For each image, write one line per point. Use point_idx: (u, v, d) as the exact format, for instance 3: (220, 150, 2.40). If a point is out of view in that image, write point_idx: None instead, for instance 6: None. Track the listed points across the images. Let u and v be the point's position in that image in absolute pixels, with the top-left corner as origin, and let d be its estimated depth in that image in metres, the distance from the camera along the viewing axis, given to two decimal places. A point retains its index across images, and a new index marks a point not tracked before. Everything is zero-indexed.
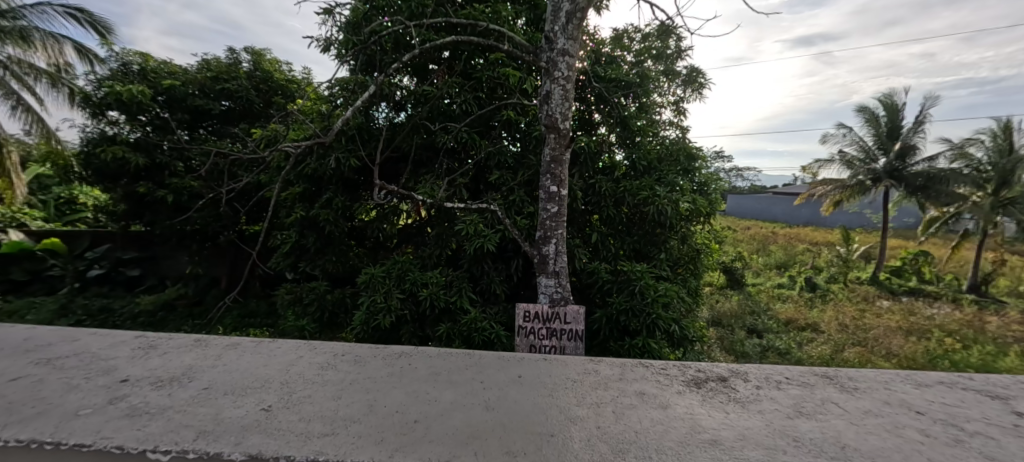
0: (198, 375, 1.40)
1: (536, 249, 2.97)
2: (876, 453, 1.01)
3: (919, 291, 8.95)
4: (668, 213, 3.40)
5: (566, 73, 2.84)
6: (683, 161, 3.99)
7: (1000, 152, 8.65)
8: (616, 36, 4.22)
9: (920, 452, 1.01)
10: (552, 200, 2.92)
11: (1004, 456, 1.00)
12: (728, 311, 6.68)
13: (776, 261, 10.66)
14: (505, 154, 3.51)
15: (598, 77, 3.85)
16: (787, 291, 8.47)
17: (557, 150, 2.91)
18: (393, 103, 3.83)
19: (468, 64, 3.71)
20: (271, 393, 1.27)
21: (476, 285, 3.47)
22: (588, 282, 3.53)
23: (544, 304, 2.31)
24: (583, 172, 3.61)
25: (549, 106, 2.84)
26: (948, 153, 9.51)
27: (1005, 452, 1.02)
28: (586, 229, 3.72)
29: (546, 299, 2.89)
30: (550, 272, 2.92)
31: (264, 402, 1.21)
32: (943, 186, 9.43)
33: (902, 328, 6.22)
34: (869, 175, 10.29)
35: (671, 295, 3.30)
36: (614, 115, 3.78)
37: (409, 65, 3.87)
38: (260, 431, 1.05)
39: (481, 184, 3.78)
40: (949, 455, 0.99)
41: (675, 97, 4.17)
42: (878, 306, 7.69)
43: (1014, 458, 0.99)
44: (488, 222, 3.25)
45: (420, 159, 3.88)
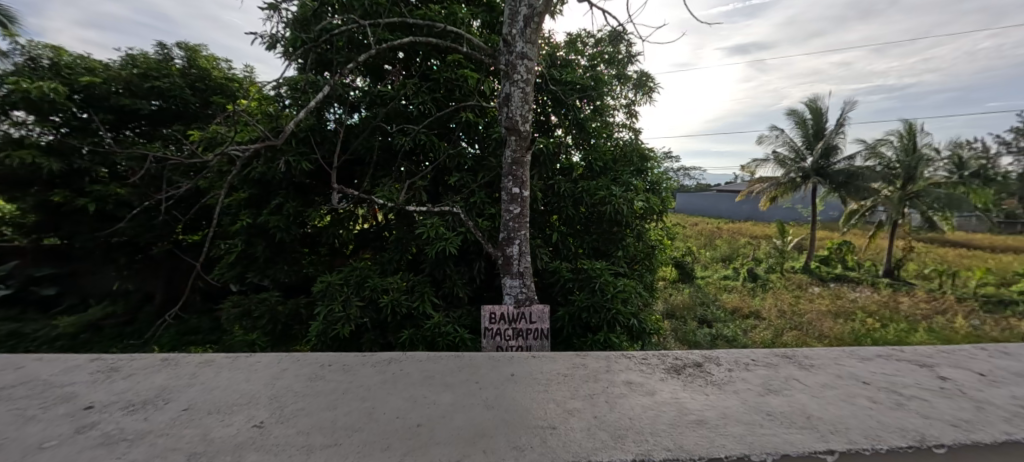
0: (174, 396, 1.30)
1: (500, 250, 3.01)
2: (841, 422, 1.12)
3: (844, 277, 9.87)
4: (624, 211, 3.53)
5: (524, 77, 2.89)
6: (636, 161, 4.16)
7: (906, 151, 9.92)
8: (570, 40, 4.34)
9: (874, 417, 1.14)
10: (514, 201, 2.95)
11: (939, 415, 1.15)
12: (680, 303, 7.05)
13: (721, 254, 11.38)
14: (465, 156, 3.52)
15: (555, 80, 3.94)
16: (732, 282, 9.04)
17: (518, 152, 2.95)
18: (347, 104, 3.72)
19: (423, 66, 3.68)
20: (260, 409, 1.20)
21: (439, 290, 3.46)
22: (550, 281, 3.63)
23: (508, 305, 2.33)
24: (542, 173, 3.70)
25: (509, 108, 2.88)
26: (863, 152, 10.65)
27: (939, 411, 1.17)
28: (546, 228, 3.81)
29: (512, 299, 2.93)
30: (515, 273, 2.96)
31: (255, 418, 1.15)
32: (860, 183, 10.40)
33: (831, 311, 6.84)
34: (799, 173, 11.24)
35: (630, 290, 3.43)
36: (571, 117, 3.89)
37: (362, 65, 3.76)
38: (256, 448, 1.00)
39: (442, 186, 3.77)
40: (900, 418, 1.13)
41: (627, 101, 4.35)
42: (810, 292, 8.41)
43: (946, 416, 1.14)
44: (450, 224, 3.23)
45: (377, 161, 3.79)
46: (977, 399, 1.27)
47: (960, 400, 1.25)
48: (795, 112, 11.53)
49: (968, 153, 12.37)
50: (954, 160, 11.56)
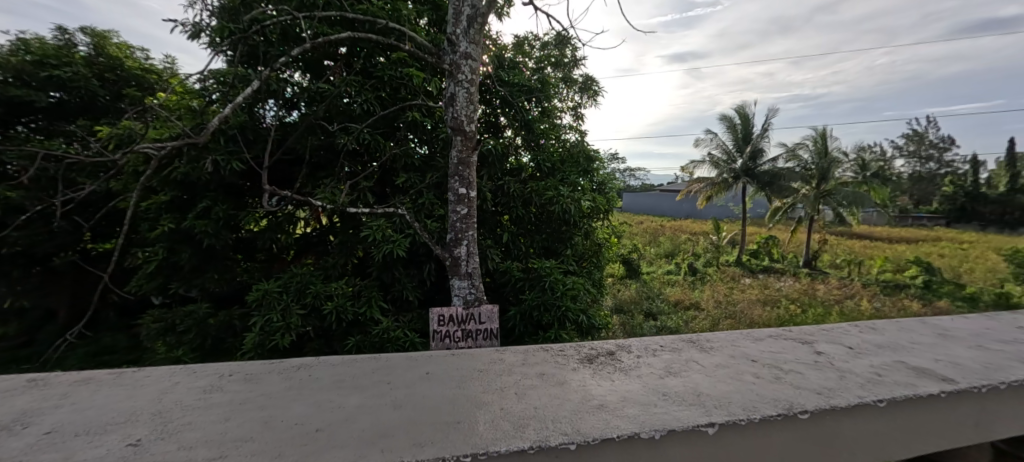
0: (38, 419, 1.16)
1: (448, 252, 2.99)
2: (722, 395, 1.20)
3: (771, 269, 10.79)
4: (572, 211, 3.62)
5: (468, 77, 2.88)
6: (583, 162, 4.23)
7: (818, 154, 11.06)
8: (518, 42, 4.39)
9: (753, 389, 1.24)
10: (461, 202, 2.93)
11: (806, 385, 1.24)
12: (627, 298, 7.37)
13: (664, 251, 12.05)
14: (412, 156, 3.43)
15: (503, 81, 3.96)
16: (674, 277, 9.61)
17: (463, 152, 2.92)
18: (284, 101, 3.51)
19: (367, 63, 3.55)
20: (140, 426, 1.10)
21: (388, 294, 3.36)
22: (501, 281, 3.66)
23: (458, 306, 2.31)
24: (492, 173, 3.71)
25: (454, 109, 2.87)
26: (784, 155, 11.74)
27: (809, 381, 1.28)
28: (497, 229, 3.82)
29: (461, 300, 2.92)
30: (463, 274, 2.95)
31: (131, 436, 1.04)
32: (782, 183, 11.62)
33: (760, 299, 7.46)
34: (730, 174, 12.14)
35: (578, 288, 3.52)
36: (519, 119, 3.96)
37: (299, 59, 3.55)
38: None
39: (388, 186, 3.66)
40: (773, 389, 1.23)
41: (573, 103, 4.46)
42: (742, 283, 9.12)
43: (814, 384, 1.24)
44: (397, 226, 3.14)
45: (318, 161, 3.61)
46: (841, 368, 1.38)
47: (827, 370, 1.36)
48: (726, 117, 12.46)
49: (870, 155, 13.96)
50: (858, 162, 13.01)
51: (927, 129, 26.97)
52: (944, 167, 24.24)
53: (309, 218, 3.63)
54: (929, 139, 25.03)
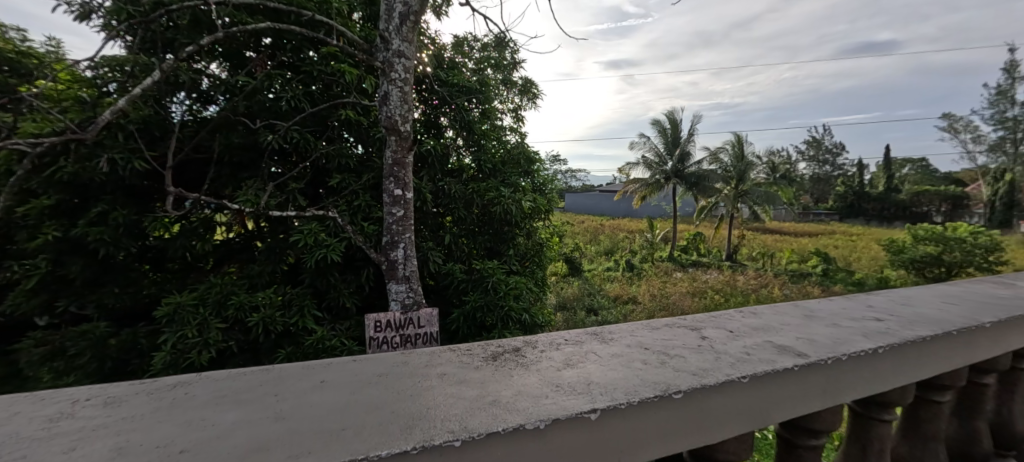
0: None
1: (384, 255, 2.90)
2: None
3: (699, 263, 11.65)
4: (513, 211, 3.66)
5: (403, 76, 2.81)
6: (524, 164, 4.28)
7: (736, 157, 12.15)
8: (456, 42, 4.31)
9: None
10: (397, 203, 2.85)
11: None
12: (570, 295, 7.59)
13: (604, 249, 12.57)
14: (347, 156, 3.25)
15: (441, 81, 3.90)
16: (614, 273, 10.06)
17: (399, 152, 2.84)
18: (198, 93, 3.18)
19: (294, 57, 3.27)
20: None
21: (322, 302, 3.18)
22: (443, 283, 3.69)
23: (395, 311, 2.22)
24: (431, 174, 3.66)
25: (388, 108, 2.78)
26: (708, 158, 12.75)
27: None
28: (439, 231, 3.74)
29: (399, 304, 2.89)
30: (401, 277, 2.90)
31: None
32: (706, 183, 12.35)
33: (689, 291, 8.05)
34: (662, 175, 12.94)
35: (521, 287, 3.58)
36: (458, 119, 3.87)
37: (215, 48, 3.19)
38: None
39: (321, 187, 3.46)
40: None
41: (513, 105, 4.48)
42: (674, 277, 9.78)
43: None
44: (330, 230, 2.99)
45: (238, 161, 3.22)
46: None
47: None
48: (657, 122, 13.27)
49: (778, 159, 15.58)
50: (770, 165, 14.45)
51: (822, 136, 30.73)
52: (836, 170, 27.75)
53: (231, 223, 3.26)
54: (825, 145, 28.48)
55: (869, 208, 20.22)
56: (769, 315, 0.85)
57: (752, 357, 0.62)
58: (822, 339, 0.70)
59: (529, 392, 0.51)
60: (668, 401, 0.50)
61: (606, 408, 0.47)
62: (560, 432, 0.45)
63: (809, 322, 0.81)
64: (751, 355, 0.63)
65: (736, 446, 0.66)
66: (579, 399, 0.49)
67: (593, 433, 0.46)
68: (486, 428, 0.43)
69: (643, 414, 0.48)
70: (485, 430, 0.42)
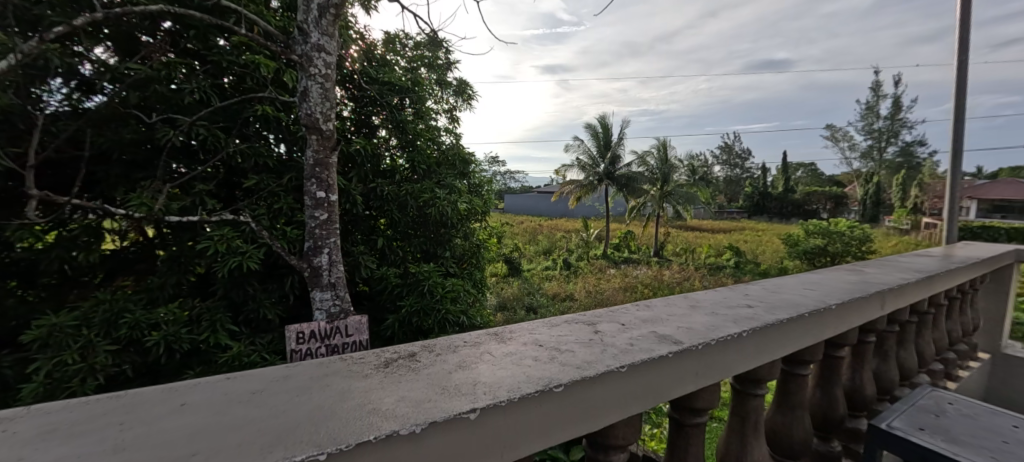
0: None
1: (306, 261, 2.72)
2: None
3: (630, 259, 12.34)
4: (448, 213, 3.63)
5: (323, 71, 2.66)
6: (459, 165, 4.21)
7: (661, 160, 13.04)
8: (387, 38, 4.09)
9: None
10: (320, 207, 2.69)
11: None
12: (510, 295, 7.66)
13: (543, 249, 12.86)
14: (265, 155, 2.98)
15: (372, 78, 3.75)
16: (552, 272, 10.31)
17: (321, 152, 2.68)
18: (79, 81, 2.59)
19: (200, 45, 2.84)
20: None
21: (239, 316, 2.90)
22: (377, 289, 3.56)
23: (320, 320, 2.05)
24: (361, 175, 3.49)
25: (307, 104, 2.61)
26: (636, 161, 13.56)
27: None
28: (372, 234, 3.61)
29: (324, 314, 2.72)
30: (325, 285, 2.74)
31: None
32: (634, 184, 13.25)
33: (622, 287, 8.50)
34: (595, 176, 13.54)
35: (458, 289, 3.56)
36: (392, 118, 3.75)
37: (101, 27, 2.61)
38: None
39: (236, 189, 3.12)
40: None
41: (448, 106, 4.39)
42: (608, 274, 10.26)
43: None
44: (245, 236, 2.74)
45: (130, 159, 2.73)
46: None
47: None
48: (590, 126, 13.86)
49: (697, 163, 16.93)
50: (690, 168, 15.70)
51: (733, 142, 34.00)
52: (744, 172, 30.83)
53: (124, 231, 2.73)
54: (736, 150, 31.57)
55: (772, 207, 22.74)
56: (660, 306, 0.92)
57: (633, 347, 0.66)
58: (697, 326, 0.78)
59: (412, 398, 0.51)
60: (549, 395, 0.52)
61: (486, 406, 0.48)
62: (439, 434, 0.45)
63: (693, 311, 0.89)
64: (634, 345, 0.67)
65: (624, 431, 0.71)
66: (460, 400, 0.50)
67: (475, 431, 0.47)
68: (356, 438, 0.41)
69: (523, 409, 0.50)
70: (354, 441, 0.41)
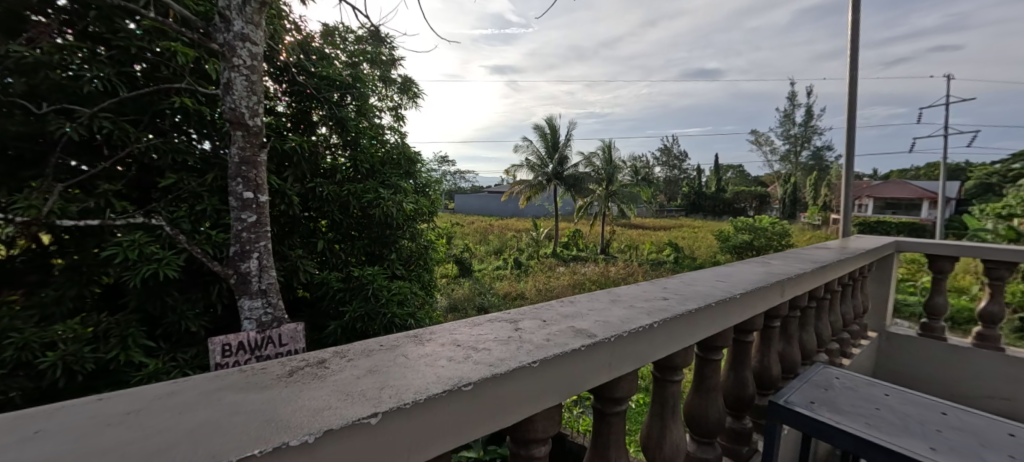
0: None
1: (232, 267, 2.52)
2: None
3: (578, 257, 12.68)
4: (393, 215, 3.51)
5: (248, 62, 2.47)
6: (405, 165, 4.08)
7: (605, 161, 13.53)
8: (324, 31, 3.87)
9: None
10: (247, 208, 2.50)
11: None
12: (461, 296, 7.59)
13: (493, 249, 12.89)
14: (185, 151, 2.69)
15: (309, 72, 3.54)
16: (503, 271, 10.35)
17: (247, 150, 2.49)
18: None
19: (104, 27, 2.44)
20: None
21: (155, 330, 2.62)
22: (319, 294, 3.42)
23: (249, 330, 1.90)
24: (298, 175, 3.28)
25: (231, 98, 2.42)
26: (583, 161, 13.97)
27: None
28: (312, 237, 3.48)
29: (253, 323, 2.54)
30: (255, 292, 2.55)
31: None
32: (581, 184, 13.64)
33: (571, 284, 8.70)
34: (543, 177, 13.79)
35: (405, 292, 3.46)
36: (332, 115, 3.56)
37: None
38: None
39: (154, 190, 2.78)
40: None
41: (393, 104, 4.26)
42: (557, 272, 10.49)
43: None
44: (162, 241, 2.48)
45: (18, 154, 2.31)
46: None
47: None
48: (539, 127, 14.10)
49: (639, 164, 17.74)
50: (633, 169, 16.44)
51: (671, 145, 36.07)
52: (682, 173, 32.84)
53: (12, 239, 2.22)
54: (674, 152, 33.54)
55: (706, 205, 24.41)
56: (583, 302, 0.95)
57: (549, 343, 0.68)
58: (614, 320, 0.81)
59: (312, 406, 0.49)
60: (458, 394, 0.52)
61: (388, 410, 0.47)
62: (335, 443, 0.43)
63: (612, 305, 0.94)
64: (550, 341, 0.69)
65: (545, 425, 0.72)
66: (362, 405, 0.48)
67: (377, 436, 0.46)
68: (239, 455, 0.38)
69: (429, 411, 0.50)
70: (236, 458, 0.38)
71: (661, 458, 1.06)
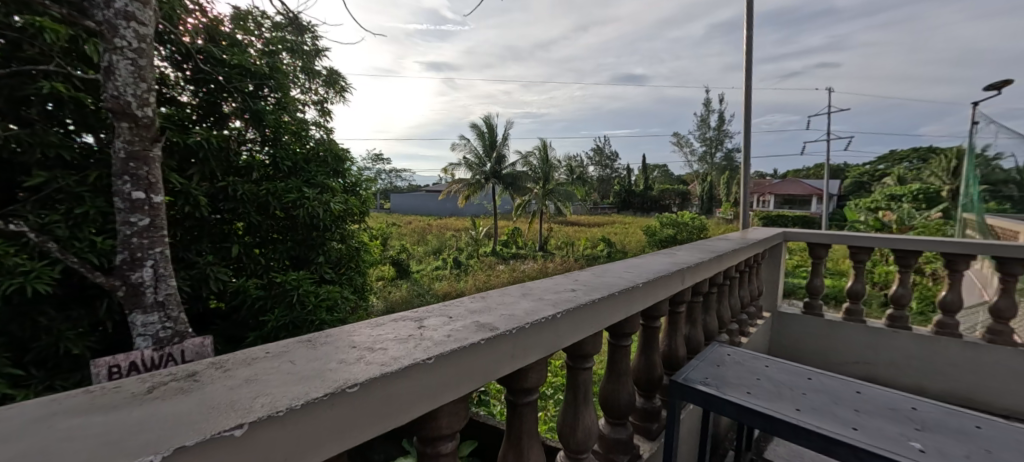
0: None
1: (119, 278, 2.21)
2: None
3: (517, 254, 12.83)
4: (320, 215, 3.30)
5: (134, 44, 2.16)
6: (332, 162, 3.82)
7: (541, 160, 13.82)
8: (235, 14, 3.42)
9: None
10: (137, 210, 2.19)
11: None
12: (399, 298, 7.34)
13: (432, 249, 12.64)
14: (60, 145, 2.28)
15: (217, 60, 3.14)
16: (443, 271, 10.19)
17: (136, 144, 2.19)
18: None
19: None
20: None
21: (27, 356, 2.19)
22: (234, 304, 3.12)
23: (144, 349, 1.63)
24: (205, 173, 2.94)
25: (113, 85, 2.11)
26: (520, 160, 14.15)
27: None
28: (225, 241, 3.13)
29: (148, 341, 2.25)
30: (150, 305, 2.26)
31: None
32: (519, 183, 13.81)
33: (510, 282, 8.77)
34: (481, 175, 13.77)
35: (335, 297, 3.28)
36: (248, 108, 3.24)
37: None
38: None
39: (19, 190, 2.30)
40: None
41: (317, 98, 4.00)
42: (497, 270, 10.53)
43: None
44: (29, 250, 2.10)
45: None
46: None
47: None
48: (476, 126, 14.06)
49: (573, 163, 18.37)
50: (568, 168, 16.97)
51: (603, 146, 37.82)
52: (612, 172, 34.55)
53: None
54: (606, 152, 35.20)
55: (635, 202, 25.93)
56: (493, 297, 0.96)
57: (449, 338, 0.68)
58: (518, 313, 0.83)
59: (168, 424, 0.44)
60: (342, 397, 0.50)
61: (257, 420, 0.43)
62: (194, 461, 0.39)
63: (522, 298, 0.96)
64: (450, 336, 0.69)
65: (449, 422, 0.71)
66: (228, 418, 0.44)
67: (246, 448, 0.42)
68: None
69: (307, 417, 0.47)
70: None
71: (575, 443, 1.11)
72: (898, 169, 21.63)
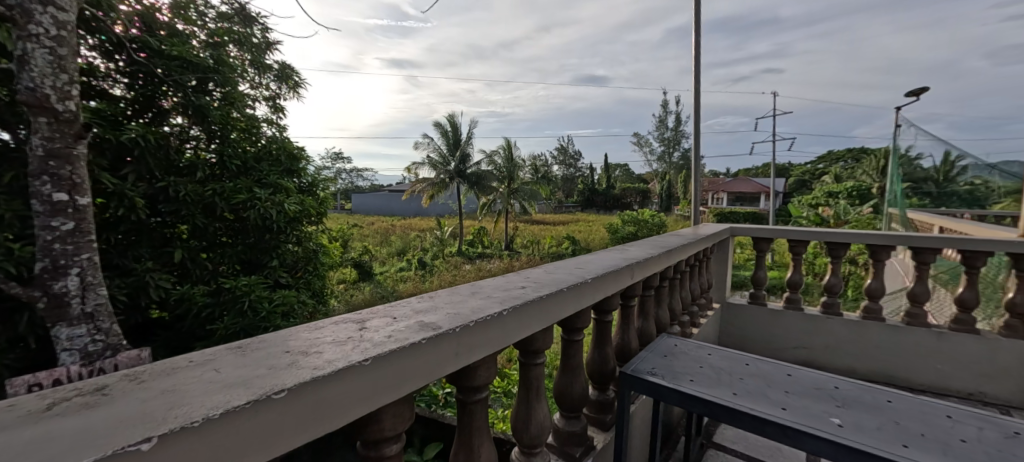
0: None
1: (38, 288, 2.00)
2: None
3: (483, 254, 12.80)
4: (272, 216, 3.15)
5: (52, 32, 1.98)
6: (286, 161, 3.65)
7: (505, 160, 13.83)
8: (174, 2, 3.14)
9: None
10: (59, 213, 2.00)
11: None
12: (362, 302, 7.12)
13: (396, 250, 12.37)
14: None
15: (155, 51, 2.92)
16: (407, 273, 10.00)
17: (56, 141, 1.98)
18: None
19: None
20: None
21: None
22: (178, 313, 2.91)
23: (69, 365, 1.48)
24: (141, 172, 2.72)
25: (27, 77, 1.91)
26: (485, 159, 14.10)
27: None
28: (167, 246, 2.91)
29: (74, 357, 2.05)
30: (76, 317, 2.07)
31: None
32: (483, 182, 13.77)
33: None
34: (445, 174, 13.60)
35: (291, 302, 3.13)
36: (190, 103, 3.02)
37: None
38: None
39: None
40: None
41: (269, 93, 3.81)
42: (463, 270, 10.46)
43: None
44: None
45: None
46: None
47: None
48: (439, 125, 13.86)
49: (537, 162, 18.52)
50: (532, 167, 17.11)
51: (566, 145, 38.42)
52: (576, 171, 35.18)
53: None
54: (569, 152, 35.77)
55: (598, 201, 26.52)
56: (443, 296, 0.96)
57: (389, 339, 0.66)
58: (465, 311, 0.83)
59: (68, 443, 0.40)
60: (267, 404, 0.48)
61: (168, 432, 0.41)
62: None
63: (471, 296, 0.96)
64: (392, 337, 0.68)
65: (393, 423, 0.70)
66: (137, 432, 0.41)
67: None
68: None
69: (228, 425, 0.45)
70: None
71: (528, 437, 1.12)
72: (835, 168, 23.39)
